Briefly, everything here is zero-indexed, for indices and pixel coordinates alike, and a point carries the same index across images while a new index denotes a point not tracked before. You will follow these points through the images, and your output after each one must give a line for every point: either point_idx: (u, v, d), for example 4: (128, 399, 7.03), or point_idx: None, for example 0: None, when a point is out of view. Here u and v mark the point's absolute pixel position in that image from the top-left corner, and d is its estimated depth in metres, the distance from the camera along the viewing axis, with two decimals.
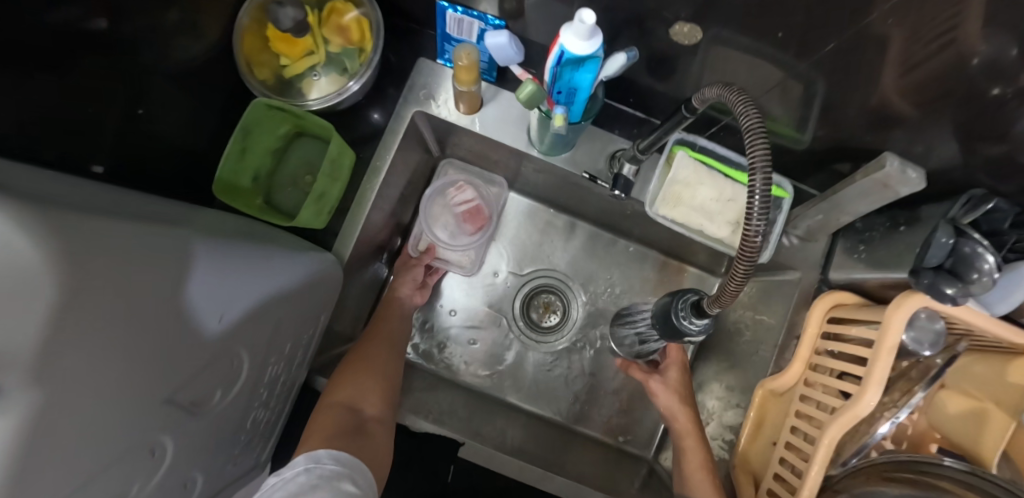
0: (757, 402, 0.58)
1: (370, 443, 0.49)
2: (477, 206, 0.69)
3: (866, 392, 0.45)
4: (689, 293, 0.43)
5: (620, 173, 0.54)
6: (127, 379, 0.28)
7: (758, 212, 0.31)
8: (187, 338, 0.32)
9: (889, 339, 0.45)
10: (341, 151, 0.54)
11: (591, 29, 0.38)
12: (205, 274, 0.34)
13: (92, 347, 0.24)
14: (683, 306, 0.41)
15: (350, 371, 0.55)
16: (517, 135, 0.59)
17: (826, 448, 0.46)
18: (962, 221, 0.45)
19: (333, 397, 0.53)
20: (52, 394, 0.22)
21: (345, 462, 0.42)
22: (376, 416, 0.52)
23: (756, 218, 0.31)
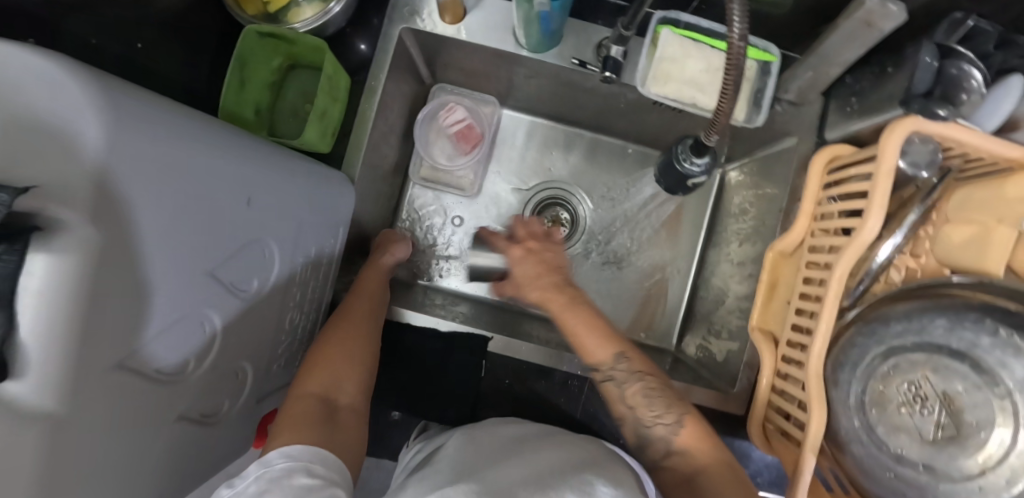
0: (769, 266, 0.60)
1: (341, 434, 0.44)
2: (469, 125, 0.71)
3: (869, 220, 0.47)
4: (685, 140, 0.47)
5: (608, 55, 0.56)
6: (176, 238, 0.30)
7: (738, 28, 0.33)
8: (224, 212, 0.34)
9: (885, 164, 0.46)
10: (335, 71, 0.55)
11: None
12: (231, 154, 0.35)
13: (145, 194, 0.26)
14: (684, 150, 0.45)
15: (316, 360, 0.50)
16: (504, 39, 0.60)
17: (838, 281, 0.49)
18: (949, 42, 0.46)
19: (303, 387, 0.47)
20: (105, 229, 0.24)
21: (301, 456, 0.39)
22: (349, 405, 0.48)
23: (738, 37, 0.33)
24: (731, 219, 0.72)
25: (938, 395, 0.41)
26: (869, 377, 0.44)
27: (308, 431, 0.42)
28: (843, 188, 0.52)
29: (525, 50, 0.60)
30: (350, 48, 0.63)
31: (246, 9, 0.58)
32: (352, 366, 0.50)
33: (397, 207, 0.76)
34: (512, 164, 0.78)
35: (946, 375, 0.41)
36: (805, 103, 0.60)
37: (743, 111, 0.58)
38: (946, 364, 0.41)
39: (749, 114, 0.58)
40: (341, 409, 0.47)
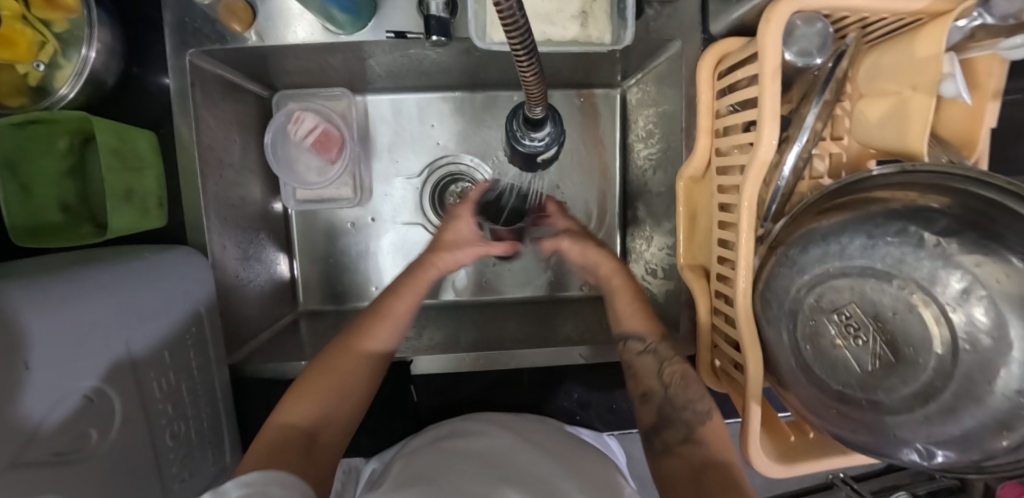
0: (683, 196, 0.53)
1: (318, 470, 0.38)
2: (325, 130, 0.61)
3: (764, 133, 0.39)
4: (519, 111, 0.53)
5: (429, 14, 0.46)
6: None
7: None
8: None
9: (769, 62, 0.38)
10: (120, 135, 0.46)
11: None
12: None
13: None
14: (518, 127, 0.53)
15: (308, 387, 0.44)
16: (312, 30, 0.49)
17: (748, 209, 0.42)
18: None
19: (283, 414, 0.41)
20: None
21: (261, 480, 0.32)
22: (329, 442, 0.41)
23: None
24: (641, 144, 0.65)
25: (871, 321, 0.37)
26: (795, 313, 0.41)
27: (284, 459, 0.36)
28: (736, 96, 0.44)
29: (344, 35, 0.50)
30: (147, 91, 0.53)
31: (10, 100, 0.47)
32: (346, 398, 0.45)
33: (289, 239, 0.70)
34: (396, 154, 0.69)
35: (873, 298, 0.37)
36: None
37: (609, 30, 0.49)
38: (874, 288, 0.37)
39: (616, 32, 0.48)
40: (320, 446, 0.41)
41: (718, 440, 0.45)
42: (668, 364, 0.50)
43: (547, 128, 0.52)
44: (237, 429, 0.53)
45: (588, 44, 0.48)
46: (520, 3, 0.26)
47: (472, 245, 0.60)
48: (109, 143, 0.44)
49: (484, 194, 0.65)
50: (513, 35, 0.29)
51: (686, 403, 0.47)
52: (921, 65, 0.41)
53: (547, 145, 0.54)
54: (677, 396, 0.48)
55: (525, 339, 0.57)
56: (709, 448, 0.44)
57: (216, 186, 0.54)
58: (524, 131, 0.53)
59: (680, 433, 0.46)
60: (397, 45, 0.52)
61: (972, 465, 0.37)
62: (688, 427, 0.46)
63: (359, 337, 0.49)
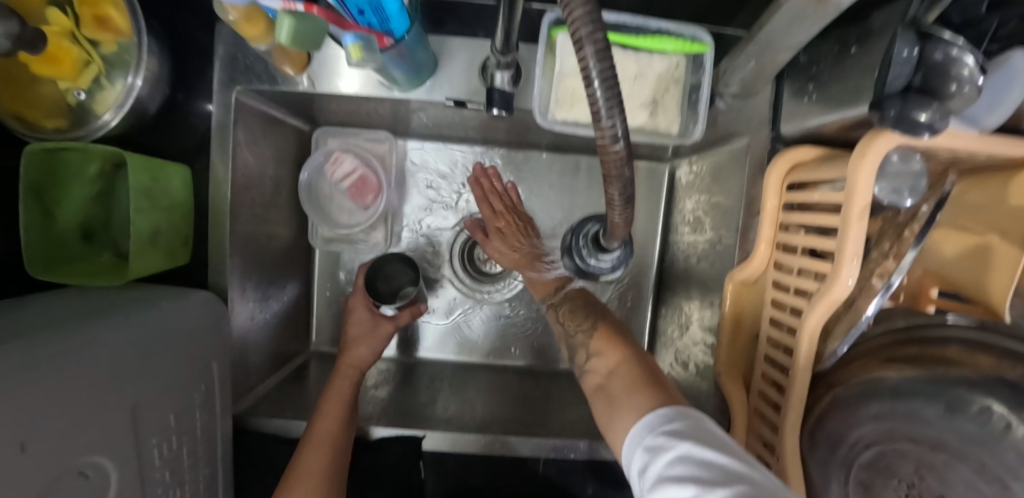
0: (730, 298, 0.51)
1: None
2: (362, 176, 0.59)
3: (842, 271, 0.36)
4: (589, 227, 0.50)
5: (492, 86, 0.44)
6: None
7: (607, 114, 0.24)
8: None
9: (857, 198, 0.35)
10: (155, 171, 0.43)
11: None
12: None
13: None
14: (585, 242, 0.49)
15: None
16: (366, 82, 0.47)
17: (809, 341, 0.39)
18: (928, 21, 0.33)
19: None
20: None
21: None
22: None
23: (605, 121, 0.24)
24: (687, 227, 0.63)
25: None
26: (849, 464, 0.38)
27: None
28: (808, 215, 0.42)
29: (397, 91, 0.47)
30: (190, 119, 0.51)
31: (47, 120, 0.45)
32: None
33: (308, 277, 0.67)
34: (429, 202, 0.67)
35: (943, 476, 0.33)
36: (752, 92, 0.48)
37: (678, 121, 0.46)
38: (943, 462, 0.33)
39: (684, 125, 0.47)
40: None
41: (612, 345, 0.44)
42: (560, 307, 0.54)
43: (617, 252, 0.47)
44: (230, 488, 0.49)
45: (654, 133, 0.46)
46: (629, 148, 0.26)
47: (377, 335, 0.56)
48: (144, 182, 0.42)
49: (382, 267, 0.62)
50: (614, 176, 0.28)
51: (579, 333, 0.49)
52: (1012, 215, 0.39)
53: (612, 269, 0.49)
54: (575, 338, 0.49)
55: (544, 422, 0.54)
56: (606, 353, 0.43)
57: (242, 225, 0.52)
58: (590, 250, 0.49)
59: (583, 354, 0.46)
60: (452, 107, 0.50)
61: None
62: (586, 346, 0.47)
63: (297, 468, 0.43)
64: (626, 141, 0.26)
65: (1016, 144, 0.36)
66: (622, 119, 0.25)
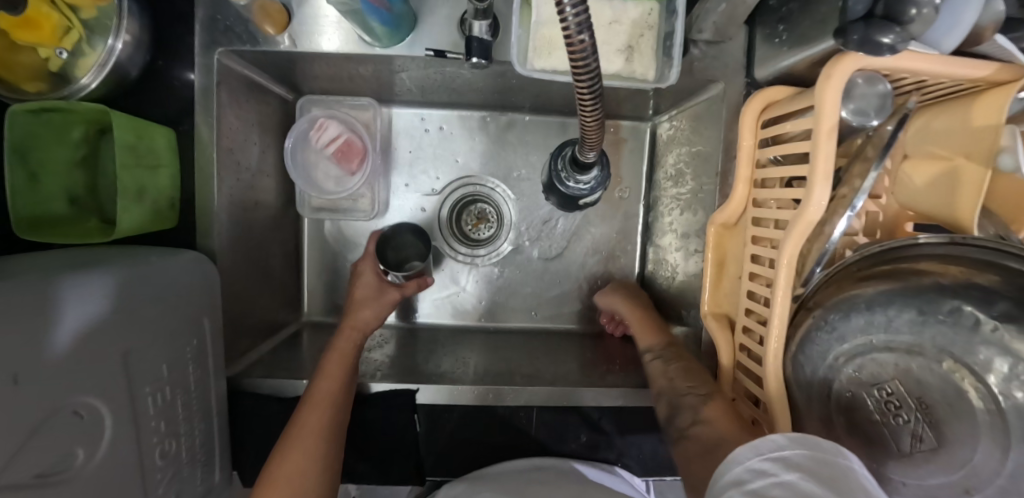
0: (713, 242, 0.52)
1: None
2: (347, 140, 0.59)
3: (814, 192, 0.37)
4: (566, 150, 0.53)
5: (471, 34, 0.44)
6: None
7: (575, 25, 0.25)
8: None
9: (825, 120, 0.37)
10: (140, 130, 0.44)
11: None
12: None
13: None
14: (565, 166, 0.52)
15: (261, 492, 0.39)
16: (346, 39, 0.48)
17: (787, 267, 0.40)
18: None
19: None
20: None
21: None
22: None
23: (573, 29, 0.25)
24: (670, 183, 0.64)
25: (913, 401, 0.35)
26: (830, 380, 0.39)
27: None
28: (783, 148, 0.43)
29: (379, 47, 0.48)
30: (170, 85, 0.51)
31: (26, 84, 0.45)
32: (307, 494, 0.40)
33: (298, 248, 0.67)
34: (416, 169, 0.68)
35: (918, 378, 0.34)
36: (724, 38, 0.49)
37: (654, 67, 0.47)
38: (919, 367, 0.34)
39: (660, 70, 0.48)
40: None
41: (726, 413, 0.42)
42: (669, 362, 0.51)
43: (594, 173, 0.51)
44: (228, 448, 0.49)
45: (632, 79, 0.47)
46: (594, 43, 0.26)
47: (383, 301, 0.56)
48: (127, 138, 0.42)
49: (393, 237, 0.64)
50: (582, 73, 0.28)
51: (689, 392, 0.46)
52: (976, 135, 0.40)
53: (590, 190, 0.53)
54: (682, 391, 0.46)
55: (536, 373, 0.55)
56: (716, 421, 0.42)
57: (229, 189, 0.52)
58: (569, 172, 0.52)
59: (688, 417, 0.44)
60: (433, 62, 0.51)
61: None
62: (694, 411, 0.44)
63: (298, 424, 0.44)
64: (592, 39, 0.26)
65: (975, 64, 0.38)
66: (592, 34, 0.26)
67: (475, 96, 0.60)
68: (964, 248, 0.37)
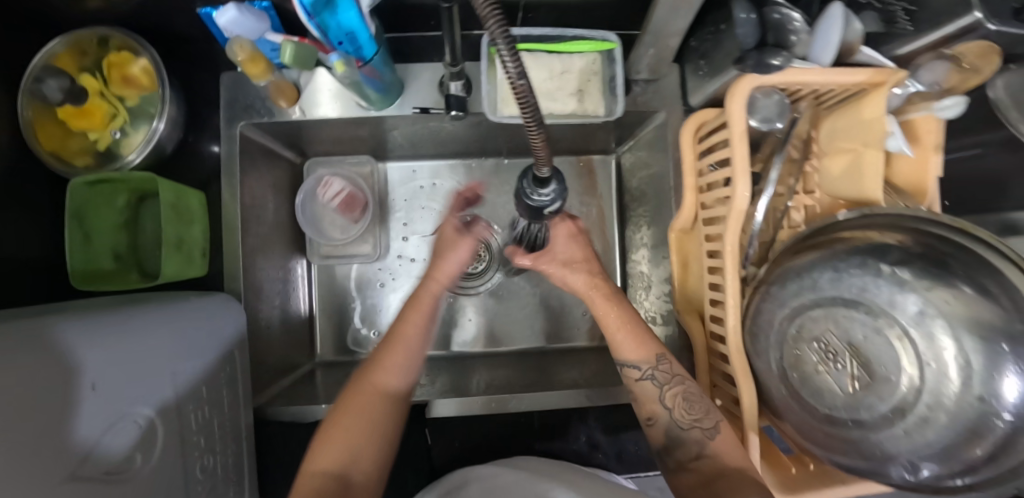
0: (675, 246, 0.59)
1: None
2: (350, 193, 0.67)
3: (738, 187, 0.46)
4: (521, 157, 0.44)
5: (449, 93, 0.55)
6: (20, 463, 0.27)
7: (514, 73, 0.28)
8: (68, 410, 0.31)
9: (735, 128, 0.46)
10: (180, 192, 0.52)
11: (239, 17, 0.42)
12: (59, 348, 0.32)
13: None
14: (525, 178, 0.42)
15: (335, 422, 0.43)
16: (345, 105, 0.58)
17: (732, 252, 0.48)
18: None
19: (317, 462, 0.40)
20: None
21: None
22: (366, 484, 0.41)
23: (514, 76, 0.27)
24: (635, 203, 0.73)
25: (846, 347, 0.41)
26: (781, 343, 0.45)
27: None
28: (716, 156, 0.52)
29: (373, 110, 0.58)
30: (200, 157, 0.60)
31: (76, 159, 0.53)
32: (371, 433, 0.43)
33: (310, 292, 0.74)
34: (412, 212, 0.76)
35: (846, 327, 0.41)
36: (659, 76, 0.60)
37: (602, 104, 0.57)
38: (845, 316, 0.41)
39: (608, 106, 0.57)
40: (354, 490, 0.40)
41: (728, 450, 0.46)
42: (667, 388, 0.52)
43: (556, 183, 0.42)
44: (255, 474, 0.53)
45: (586, 115, 0.57)
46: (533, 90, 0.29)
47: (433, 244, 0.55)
48: (170, 199, 0.51)
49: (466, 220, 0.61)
50: (527, 113, 0.31)
51: (693, 425, 0.49)
52: (867, 127, 0.49)
53: (554, 202, 0.43)
54: (680, 419, 0.50)
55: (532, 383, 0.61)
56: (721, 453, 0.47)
57: (251, 238, 0.60)
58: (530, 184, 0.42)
59: (692, 451, 0.48)
60: (420, 118, 0.61)
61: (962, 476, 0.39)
62: (700, 444, 0.48)
63: (379, 355, 0.48)
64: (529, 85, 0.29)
65: (851, 71, 0.47)
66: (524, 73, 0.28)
67: (460, 144, 0.70)
68: (877, 216, 0.45)
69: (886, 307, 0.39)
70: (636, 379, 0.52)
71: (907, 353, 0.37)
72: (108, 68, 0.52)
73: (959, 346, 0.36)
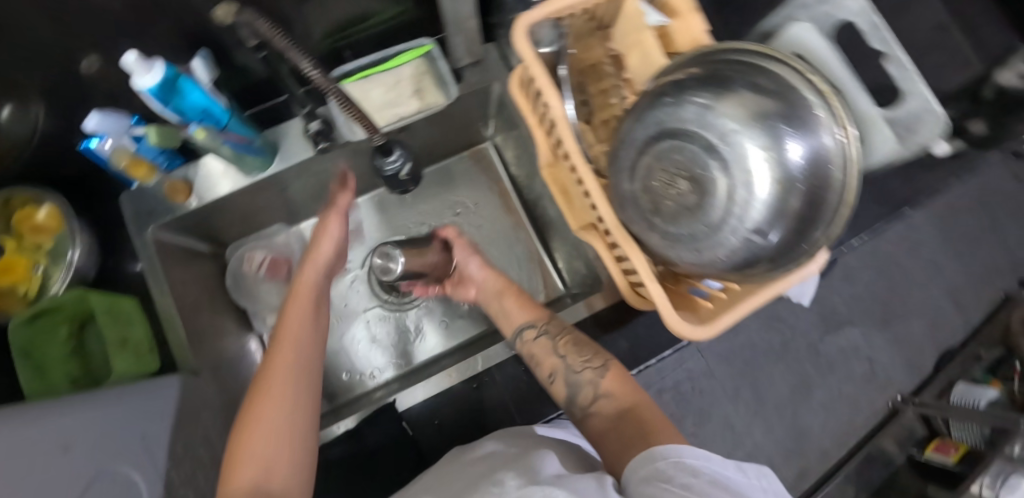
0: (551, 179, 0.67)
1: None
2: (272, 258, 0.77)
3: (550, 100, 0.56)
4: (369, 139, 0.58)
5: (313, 132, 0.64)
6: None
7: (317, 74, 0.49)
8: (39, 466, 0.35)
9: (528, 58, 0.55)
10: (112, 301, 0.59)
11: (108, 120, 0.54)
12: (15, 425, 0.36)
13: None
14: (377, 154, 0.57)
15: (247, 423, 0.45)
16: (233, 178, 0.66)
17: (574, 152, 0.56)
18: None
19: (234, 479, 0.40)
20: None
21: None
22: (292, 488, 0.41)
23: (313, 72, 0.49)
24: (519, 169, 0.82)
25: (680, 173, 0.48)
26: (635, 197, 0.53)
27: None
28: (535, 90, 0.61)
29: (259, 174, 0.66)
30: (125, 275, 0.67)
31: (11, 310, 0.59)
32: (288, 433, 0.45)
33: None
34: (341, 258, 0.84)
35: (666, 156, 0.49)
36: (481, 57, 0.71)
37: (440, 94, 0.68)
38: (664, 148, 0.49)
39: (444, 92, 0.68)
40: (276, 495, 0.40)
41: (620, 385, 0.54)
42: (558, 338, 0.62)
43: (396, 151, 0.55)
44: None
45: (430, 107, 0.67)
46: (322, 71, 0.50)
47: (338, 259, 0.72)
48: (103, 305, 0.57)
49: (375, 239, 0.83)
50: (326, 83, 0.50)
51: (587, 367, 0.57)
52: (632, 22, 0.58)
53: (400, 164, 0.56)
54: (574, 367, 0.58)
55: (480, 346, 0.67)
56: (616, 395, 0.53)
57: (192, 323, 0.65)
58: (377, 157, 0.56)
59: (590, 393, 0.55)
60: (303, 167, 0.69)
61: (811, 227, 0.47)
62: (595, 384, 0.56)
63: (271, 363, 0.51)
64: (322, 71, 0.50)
65: None
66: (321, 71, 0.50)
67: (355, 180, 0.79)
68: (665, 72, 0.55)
69: (681, 126, 0.48)
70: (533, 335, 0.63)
71: (709, 151, 0.46)
72: (16, 224, 0.59)
73: (744, 130, 0.45)
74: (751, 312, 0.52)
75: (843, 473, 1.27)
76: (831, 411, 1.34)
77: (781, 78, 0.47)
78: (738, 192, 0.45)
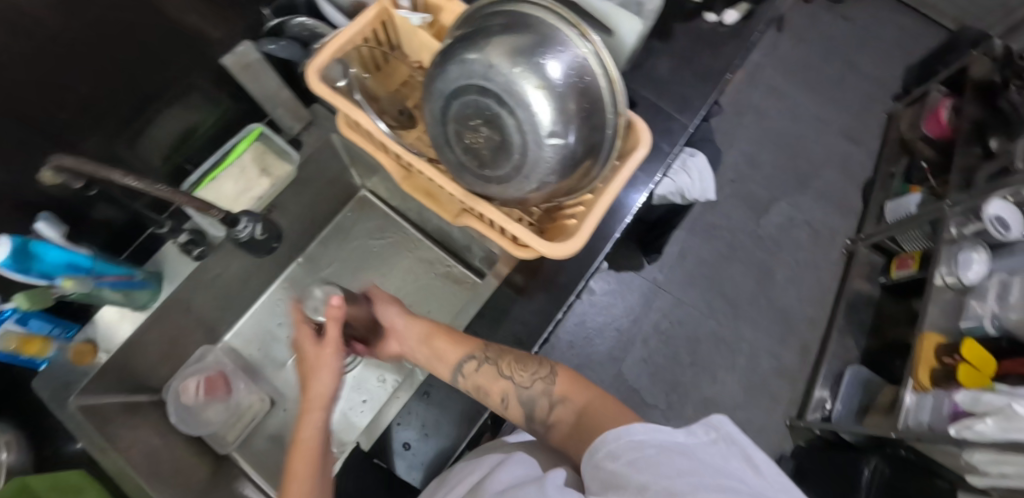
0: (412, 189, 0.72)
1: None
2: (207, 379, 0.76)
3: (363, 120, 0.60)
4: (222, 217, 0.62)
5: (185, 243, 0.69)
6: None
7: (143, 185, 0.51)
8: None
9: (324, 93, 0.59)
10: (56, 476, 0.60)
11: None
12: None
13: None
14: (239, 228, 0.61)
15: None
16: (132, 317, 0.69)
17: (404, 152, 0.60)
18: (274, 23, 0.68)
19: None
20: None
21: None
22: None
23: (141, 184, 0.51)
24: (398, 197, 0.87)
25: (481, 121, 0.54)
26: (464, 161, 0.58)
27: None
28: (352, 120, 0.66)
29: (153, 304, 0.70)
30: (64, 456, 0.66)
31: None
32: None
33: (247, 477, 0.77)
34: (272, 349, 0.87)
35: (463, 112, 0.55)
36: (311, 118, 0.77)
37: (285, 162, 0.73)
38: (458, 108, 0.55)
39: (288, 159, 0.73)
40: None
41: (572, 386, 0.57)
42: (500, 360, 0.61)
43: (242, 219, 0.61)
44: None
45: (282, 176, 0.72)
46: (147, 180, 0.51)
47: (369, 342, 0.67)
48: (47, 484, 0.58)
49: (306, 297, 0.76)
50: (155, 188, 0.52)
51: (536, 381, 0.58)
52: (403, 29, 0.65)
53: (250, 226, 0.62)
54: (524, 383, 0.58)
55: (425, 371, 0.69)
56: (569, 396, 0.56)
57: (146, 468, 0.65)
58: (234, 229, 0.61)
59: (546, 401, 0.57)
60: (194, 280, 0.72)
61: (599, 111, 0.52)
62: (547, 394, 0.57)
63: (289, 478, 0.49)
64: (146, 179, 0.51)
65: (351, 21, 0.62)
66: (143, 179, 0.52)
67: (256, 273, 0.82)
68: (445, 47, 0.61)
69: (461, 86, 0.54)
70: (471, 364, 0.61)
71: (492, 96, 0.52)
72: None
73: (503, 63, 0.50)
74: (605, 208, 0.58)
75: (836, 329, 1.31)
76: (799, 281, 1.39)
77: (518, 16, 0.53)
78: (524, 114, 0.50)
